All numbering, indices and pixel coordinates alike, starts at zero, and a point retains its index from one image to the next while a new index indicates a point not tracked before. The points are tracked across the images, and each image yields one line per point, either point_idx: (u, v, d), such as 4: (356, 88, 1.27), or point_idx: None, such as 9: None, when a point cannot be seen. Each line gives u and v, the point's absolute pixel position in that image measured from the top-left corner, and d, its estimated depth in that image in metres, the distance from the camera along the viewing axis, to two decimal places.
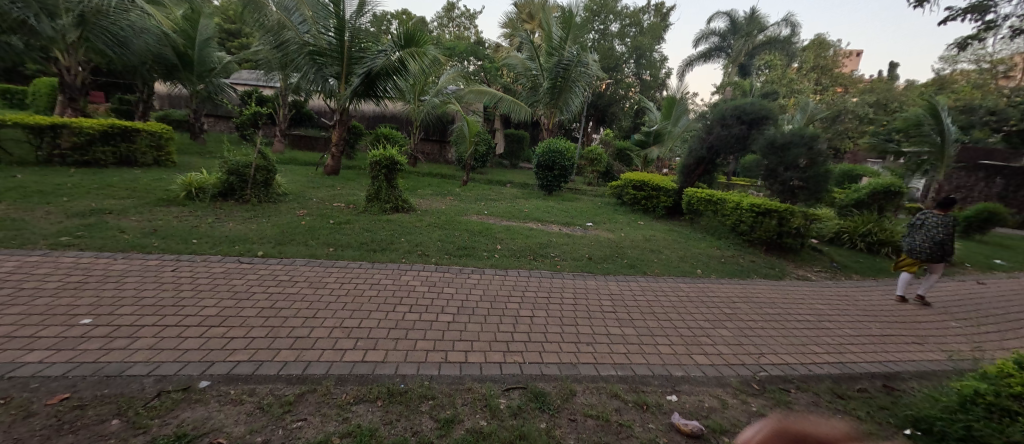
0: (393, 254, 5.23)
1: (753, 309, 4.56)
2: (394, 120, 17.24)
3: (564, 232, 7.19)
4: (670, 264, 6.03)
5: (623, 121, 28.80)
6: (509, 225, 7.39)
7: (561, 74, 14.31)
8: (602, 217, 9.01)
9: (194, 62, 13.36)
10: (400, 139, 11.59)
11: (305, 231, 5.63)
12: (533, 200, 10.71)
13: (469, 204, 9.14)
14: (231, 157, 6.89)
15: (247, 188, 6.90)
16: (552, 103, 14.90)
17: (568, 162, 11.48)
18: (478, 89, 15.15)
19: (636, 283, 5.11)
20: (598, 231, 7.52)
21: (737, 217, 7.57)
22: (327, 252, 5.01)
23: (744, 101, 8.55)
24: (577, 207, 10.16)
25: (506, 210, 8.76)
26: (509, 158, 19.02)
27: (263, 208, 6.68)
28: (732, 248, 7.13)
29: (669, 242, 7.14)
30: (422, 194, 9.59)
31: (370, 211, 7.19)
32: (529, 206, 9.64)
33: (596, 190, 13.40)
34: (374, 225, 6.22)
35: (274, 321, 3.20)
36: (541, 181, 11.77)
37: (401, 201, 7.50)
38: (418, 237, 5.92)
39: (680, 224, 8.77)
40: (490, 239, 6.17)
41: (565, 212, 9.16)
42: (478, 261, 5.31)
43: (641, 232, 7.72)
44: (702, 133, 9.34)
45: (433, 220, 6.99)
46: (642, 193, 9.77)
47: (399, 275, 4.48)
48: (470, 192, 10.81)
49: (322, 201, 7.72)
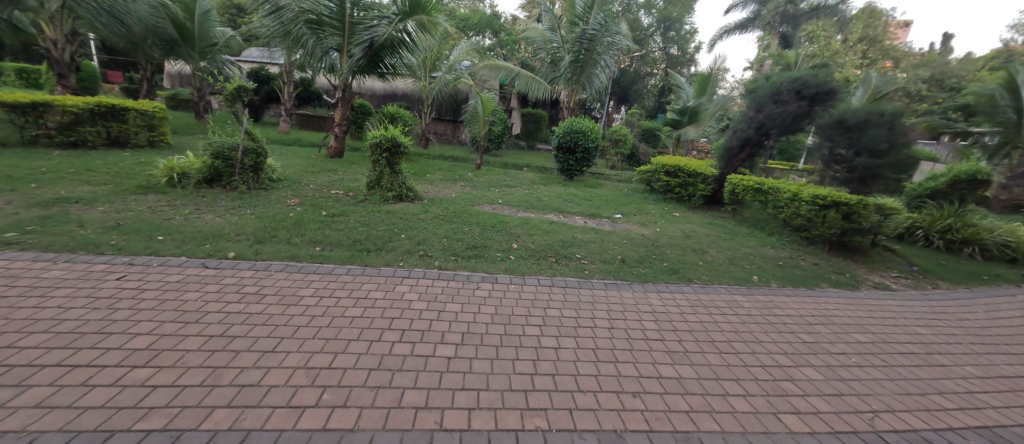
0: (388, 255, 4.42)
1: (838, 335, 3.58)
2: (406, 98, 16.34)
3: (590, 226, 6.29)
4: (718, 268, 5.05)
5: (647, 99, 27.23)
6: (526, 216, 6.52)
7: (585, 47, 13.01)
8: (632, 207, 8.01)
9: (195, 36, 12.80)
10: (408, 119, 10.69)
11: (291, 225, 4.87)
12: (552, 186, 9.78)
13: (482, 192, 8.29)
14: (216, 139, 6.14)
15: (235, 173, 6.18)
16: (574, 79, 13.69)
17: (592, 144, 10.41)
18: (493, 63, 14.08)
19: (683, 295, 4.16)
20: (629, 224, 6.57)
21: (794, 209, 6.46)
22: (310, 253, 4.23)
23: (805, 72, 7.27)
24: (602, 194, 9.16)
25: (524, 199, 7.86)
26: (526, 138, 17.95)
27: (251, 196, 5.96)
28: (788, 247, 6.08)
29: (713, 239, 6.12)
30: (430, 181, 8.75)
31: (370, 200, 6.40)
32: (549, 193, 8.72)
33: (620, 174, 12.34)
34: (372, 218, 5.43)
35: (218, 358, 2.42)
36: (561, 165, 10.74)
37: (406, 188, 6.67)
38: (421, 233, 5.09)
39: (721, 216, 7.71)
40: (505, 236, 5.31)
41: (588, 201, 8.18)
42: (489, 264, 4.46)
43: (678, 225, 6.71)
44: (750, 111, 8.13)
45: (440, 212, 6.17)
46: (677, 180, 8.65)
47: (393, 286, 3.67)
48: (484, 178, 9.94)
49: (319, 188, 6.97)
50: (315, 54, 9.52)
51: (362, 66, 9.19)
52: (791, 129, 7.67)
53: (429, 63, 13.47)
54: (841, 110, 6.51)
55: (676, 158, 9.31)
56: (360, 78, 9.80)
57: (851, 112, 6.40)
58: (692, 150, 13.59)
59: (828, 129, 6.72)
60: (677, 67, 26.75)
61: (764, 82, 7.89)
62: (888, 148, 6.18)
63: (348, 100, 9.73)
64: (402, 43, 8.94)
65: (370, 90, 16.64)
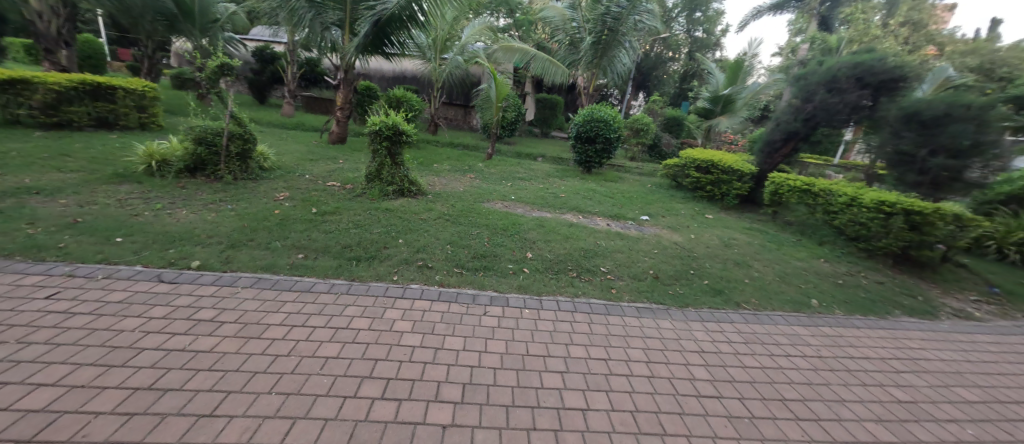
0: (381, 265, 3.76)
1: (939, 392, 2.82)
2: (415, 81, 15.57)
3: (614, 230, 5.56)
4: (770, 287, 4.29)
5: (668, 85, 25.87)
6: (542, 217, 5.82)
7: (609, 26, 11.98)
8: (659, 206, 7.22)
9: (194, 13, 12.14)
10: (415, 103, 9.93)
11: (274, 225, 4.25)
12: (569, 179, 9.02)
13: (493, 185, 7.59)
14: (199, 122, 5.50)
15: (220, 162, 5.57)
16: (595, 62, 12.72)
17: (614, 134, 9.53)
18: (508, 45, 13.17)
19: (735, 328, 3.40)
20: (658, 228, 5.81)
21: (852, 216, 5.61)
22: (288, 263, 3.58)
23: (870, 56, 6.29)
24: (625, 190, 8.36)
25: (538, 194, 7.14)
26: (540, 125, 17.07)
27: (237, 189, 5.36)
28: (844, 261, 5.27)
29: (756, 248, 5.32)
30: (437, 172, 8.07)
31: (368, 194, 5.76)
32: (566, 188, 7.97)
33: (641, 167, 11.48)
34: (368, 217, 4.78)
35: (133, 428, 1.75)
36: (579, 156, 9.92)
37: (408, 182, 6.00)
38: (424, 237, 4.44)
39: (759, 220, 6.88)
40: (518, 241, 4.63)
41: (611, 198, 7.41)
42: (499, 280, 3.78)
43: (715, 230, 5.92)
44: (799, 100, 7.19)
45: (445, 209, 5.50)
46: (709, 177, 7.77)
47: (383, 311, 3.01)
48: (495, 169, 9.22)
49: (315, 179, 6.35)
50: (316, 29, 8.72)
51: (367, 47, 8.36)
52: (848, 122, 6.72)
53: (440, 44, 12.68)
54: (916, 102, 5.57)
55: (708, 152, 8.40)
56: (366, 58, 9.05)
57: (928, 104, 5.46)
58: (719, 141, 12.60)
59: (897, 123, 5.80)
60: (703, 50, 25.13)
61: (818, 67, 6.92)
62: (972, 148, 5.25)
63: (350, 81, 8.99)
64: (413, 26, 8.04)
65: (378, 72, 15.91)
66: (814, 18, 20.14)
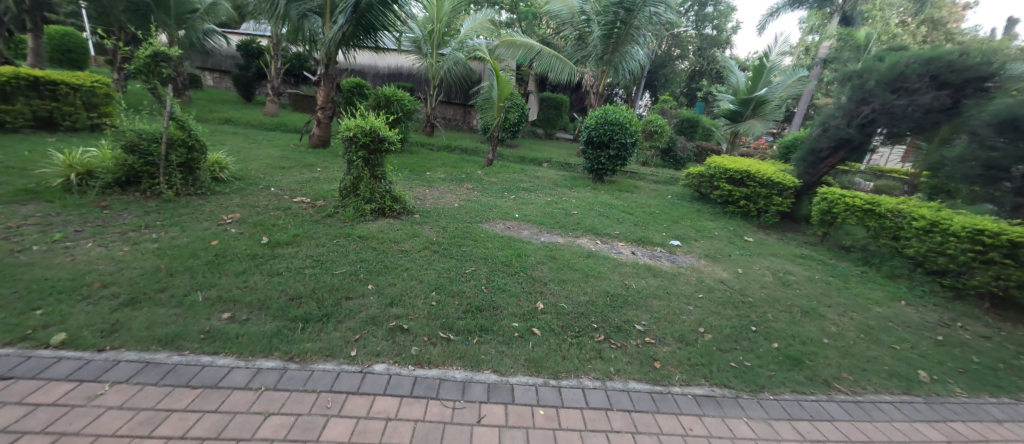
0: (337, 328, 2.72)
1: None
2: (411, 78, 14.52)
3: (642, 261, 4.52)
4: (858, 351, 3.25)
5: (676, 84, 24.75)
6: (553, 243, 4.80)
7: (622, 17, 10.90)
8: (687, 224, 6.19)
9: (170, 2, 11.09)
10: (407, 102, 8.83)
11: (204, 264, 3.22)
12: (579, 190, 8.00)
13: (493, 198, 6.56)
14: (132, 125, 4.45)
15: (159, 175, 4.54)
16: (606, 58, 11.65)
17: (630, 138, 8.51)
18: (510, 39, 12.07)
19: (842, 434, 2.34)
20: (694, 257, 4.79)
21: (936, 245, 4.54)
22: (203, 330, 2.53)
23: (948, 50, 5.23)
24: (644, 203, 7.33)
25: (546, 211, 6.10)
26: (544, 126, 16.05)
27: (177, 209, 4.34)
28: (930, 305, 4.22)
29: (820, 287, 4.29)
30: (428, 182, 7.04)
31: (340, 215, 4.72)
32: (577, 201, 6.93)
33: (657, 174, 10.44)
34: (333, 250, 3.74)
35: None
36: (590, 163, 8.86)
37: (391, 199, 4.95)
38: (402, 280, 3.40)
39: (807, 243, 5.83)
40: (526, 284, 3.59)
41: (631, 214, 6.38)
42: (500, 350, 2.73)
43: (763, 260, 4.88)
44: (854, 102, 6.17)
45: (433, 235, 4.46)
46: (744, 190, 6.70)
47: (321, 425, 1.94)
48: (496, 176, 8.20)
49: (280, 194, 5.32)
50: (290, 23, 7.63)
51: (349, 35, 7.36)
52: (916, 127, 5.69)
53: (435, 39, 11.81)
54: (1016, 105, 4.54)
55: (741, 160, 7.32)
56: (351, 51, 8.00)
57: None
58: (741, 146, 11.53)
59: (987, 131, 4.79)
60: (715, 47, 23.89)
61: (881, 62, 5.92)
62: None
63: (333, 78, 7.90)
64: (400, 13, 7.13)
65: (372, 68, 14.93)
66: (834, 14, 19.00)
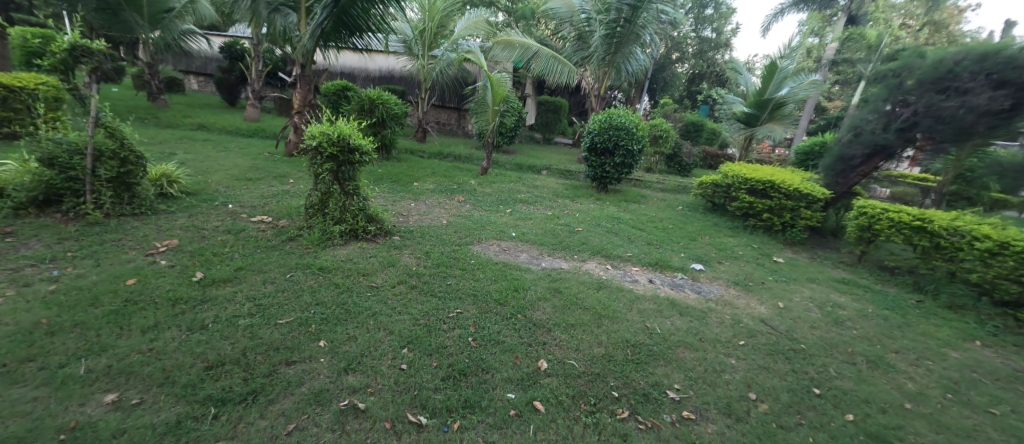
0: (263, 415, 1.94)
1: None
2: (402, 81, 13.83)
3: (663, 293, 3.80)
4: (953, 420, 2.51)
5: (676, 88, 24.18)
6: (557, 269, 4.09)
7: (625, 15, 10.24)
8: (706, 242, 5.48)
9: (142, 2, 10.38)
10: (394, 106, 8.10)
11: (104, 316, 2.46)
12: (582, 201, 7.30)
13: (487, 213, 5.85)
14: (51, 134, 3.71)
15: (86, 193, 3.80)
16: (609, 58, 10.98)
17: (637, 145, 7.81)
18: (506, 39, 11.39)
19: None
20: (722, 285, 4.07)
21: (1013, 270, 3.80)
22: (64, 428, 1.74)
23: (1008, 43, 4.58)
24: (654, 217, 6.62)
25: (547, 228, 5.39)
26: (542, 130, 15.39)
27: (103, 234, 3.59)
28: (1011, 345, 3.50)
29: (878, 324, 3.57)
30: (414, 195, 6.32)
31: (304, 238, 3.97)
32: (582, 215, 6.20)
33: (664, 182, 9.78)
34: (283, 288, 2.99)
35: None
36: (593, 170, 8.16)
37: (365, 218, 4.21)
38: (366, 331, 2.64)
39: (844, 264, 5.13)
40: (524, 331, 2.86)
41: (642, 231, 5.67)
42: (490, 442, 1.96)
43: (802, 288, 4.17)
44: (891, 103, 5.53)
45: (413, 264, 3.72)
46: (767, 202, 6.01)
47: None
48: (491, 186, 7.49)
49: (238, 212, 4.58)
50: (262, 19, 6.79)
51: (328, 32, 6.58)
52: (968, 132, 5.02)
53: (427, 39, 11.16)
54: None
55: (761, 167, 6.62)
56: (330, 50, 7.25)
57: None
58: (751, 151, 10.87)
59: None
60: (716, 50, 23.34)
61: (923, 59, 5.29)
62: None
63: (310, 79, 7.17)
64: (387, 16, 6.39)
65: (363, 70, 14.28)
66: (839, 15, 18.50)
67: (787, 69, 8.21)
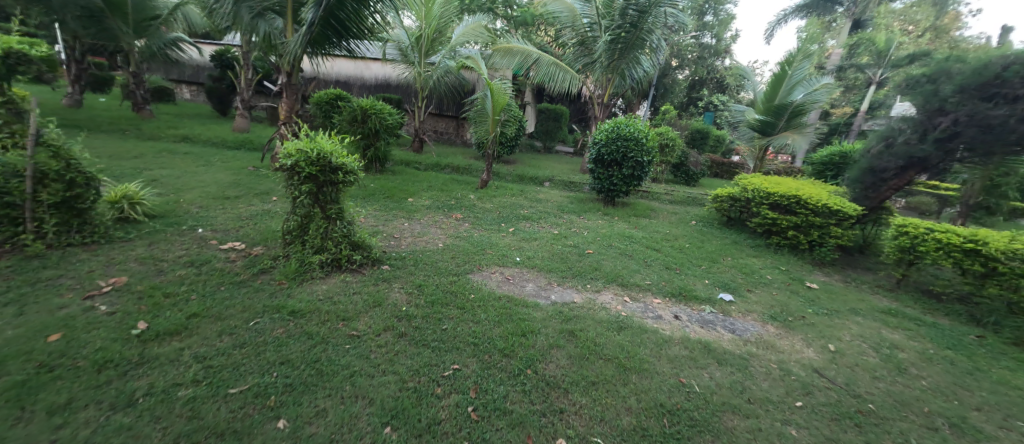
0: None
1: None
2: (399, 89, 13.44)
3: (692, 332, 3.29)
4: None
5: (676, 95, 23.88)
6: (568, 303, 3.59)
7: (632, 20, 9.80)
8: (729, 265, 4.97)
9: (131, 11, 9.97)
10: (387, 115, 7.61)
11: (2, 391, 1.91)
12: (589, 216, 6.83)
13: (487, 232, 5.36)
14: None
15: (23, 221, 3.27)
16: (612, 64, 10.65)
17: (647, 156, 7.33)
18: (506, 46, 11.02)
19: None
20: (757, 321, 3.55)
21: None
22: None
23: None
24: (668, 234, 6.13)
25: (554, 250, 4.88)
26: (543, 139, 14.99)
27: (39, 270, 3.05)
28: None
29: (947, 370, 3.04)
30: (408, 212, 5.83)
31: (278, 271, 3.44)
32: (590, 234, 5.71)
33: (672, 193, 9.32)
34: (243, 341, 2.46)
35: None
36: (600, 183, 7.68)
37: (349, 246, 3.69)
38: (340, 402, 2.10)
39: (886, 290, 4.61)
40: (535, 394, 2.33)
41: (658, 252, 5.16)
42: None
43: (849, 323, 3.64)
44: (928, 111, 5.07)
45: (402, 302, 3.20)
46: (793, 219, 5.51)
47: None
48: (492, 201, 7.02)
49: (207, 238, 4.05)
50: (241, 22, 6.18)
51: (316, 38, 6.12)
52: (1018, 142, 4.56)
53: (424, 46, 10.74)
54: None
55: (784, 180, 6.14)
56: (318, 56, 6.74)
57: None
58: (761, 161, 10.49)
59: None
60: (716, 56, 23.11)
61: (964, 63, 4.84)
62: None
63: (298, 88, 6.68)
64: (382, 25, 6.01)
65: (358, 78, 13.89)
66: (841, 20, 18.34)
67: (797, 75, 7.71)
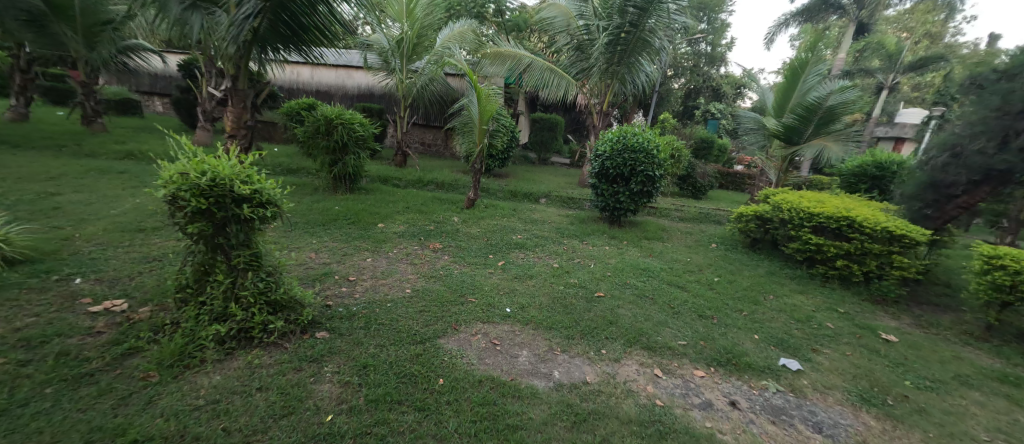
0: None
1: None
2: (383, 99, 12.53)
3: (763, 432, 2.23)
4: None
5: (673, 104, 23.26)
6: (578, 382, 2.55)
7: (634, 19, 8.94)
8: (776, 307, 3.95)
9: (80, 17, 8.79)
10: (358, 126, 6.57)
11: None
12: (593, 242, 5.82)
13: (470, 269, 4.30)
14: None
15: None
16: (610, 68, 9.84)
17: (658, 169, 6.35)
18: (496, 50, 9.95)
19: None
20: (846, 407, 2.51)
21: None
22: None
23: None
24: (690, 264, 5.12)
25: (554, 293, 3.83)
26: (537, 150, 14.06)
27: None
28: None
29: None
30: (374, 243, 4.77)
31: (155, 351, 2.34)
32: (598, 266, 4.69)
33: (683, 210, 8.34)
34: None
35: None
36: (605, 201, 6.68)
37: (267, 308, 2.59)
38: None
39: (980, 343, 3.60)
40: None
41: (684, 292, 4.14)
42: None
43: (967, 405, 2.62)
44: (1007, 114, 4.14)
45: (329, 403, 2.10)
46: (846, 246, 4.50)
47: None
48: (479, 224, 5.99)
49: (80, 294, 2.94)
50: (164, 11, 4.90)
51: (264, 35, 5.10)
52: None
53: (406, 51, 9.80)
54: None
55: (825, 197, 5.16)
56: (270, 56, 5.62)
57: None
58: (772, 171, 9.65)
59: None
60: (711, 65, 22.59)
61: None
62: None
63: (245, 95, 5.63)
64: (348, 24, 5.11)
65: (340, 87, 12.93)
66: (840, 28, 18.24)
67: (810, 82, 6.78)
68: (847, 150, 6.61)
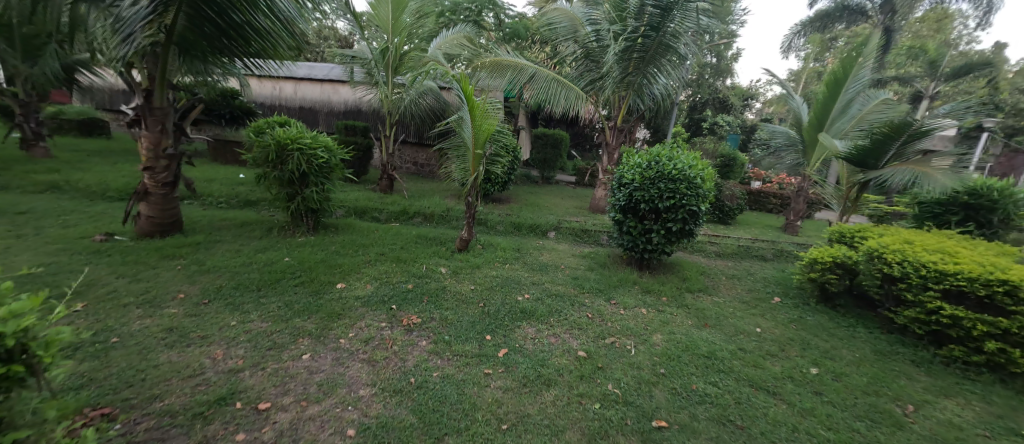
0: None
1: None
2: (371, 115, 11.30)
3: None
4: None
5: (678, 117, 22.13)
6: None
7: (657, 21, 7.69)
8: (936, 437, 2.51)
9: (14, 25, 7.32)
10: (320, 150, 5.23)
11: None
12: (622, 299, 4.42)
13: (455, 367, 2.89)
14: None
15: None
16: (625, 78, 8.59)
17: (702, 202, 4.98)
18: (496, 57, 8.59)
19: None
20: None
21: None
22: None
23: None
24: (765, 339, 3.67)
25: (586, 421, 2.41)
26: (540, 169, 12.76)
27: None
28: None
29: None
30: (323, 320, 3.35)
31: None
32: (641, 352, 3.27)
33: (721, 243, 6.94)
34: None
35: None
36: (630, 239, 5.32)
37: None
38: None
39: None
40: None
41: (783, 405, 2.71)
42: None
43: None
44: None
45: None
46: (1004, 323, 3.09)
47: None
48: (469, 277, 4.60)
49: None
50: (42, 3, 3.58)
51: (185, 34, 3.91)
52: None
53: (392, 61, 8.52)
54: None
55: (946, 247, 3.76)
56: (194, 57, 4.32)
57: None
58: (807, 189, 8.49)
59: None
60: (718, 76, 21.55)
61: None
62: None
63: (164, 113, 4.34)
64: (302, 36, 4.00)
65: (324, 103, 11.69)
66: (844, 37, 18.18)
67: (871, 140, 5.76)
68: (956, 178, 5.06)
